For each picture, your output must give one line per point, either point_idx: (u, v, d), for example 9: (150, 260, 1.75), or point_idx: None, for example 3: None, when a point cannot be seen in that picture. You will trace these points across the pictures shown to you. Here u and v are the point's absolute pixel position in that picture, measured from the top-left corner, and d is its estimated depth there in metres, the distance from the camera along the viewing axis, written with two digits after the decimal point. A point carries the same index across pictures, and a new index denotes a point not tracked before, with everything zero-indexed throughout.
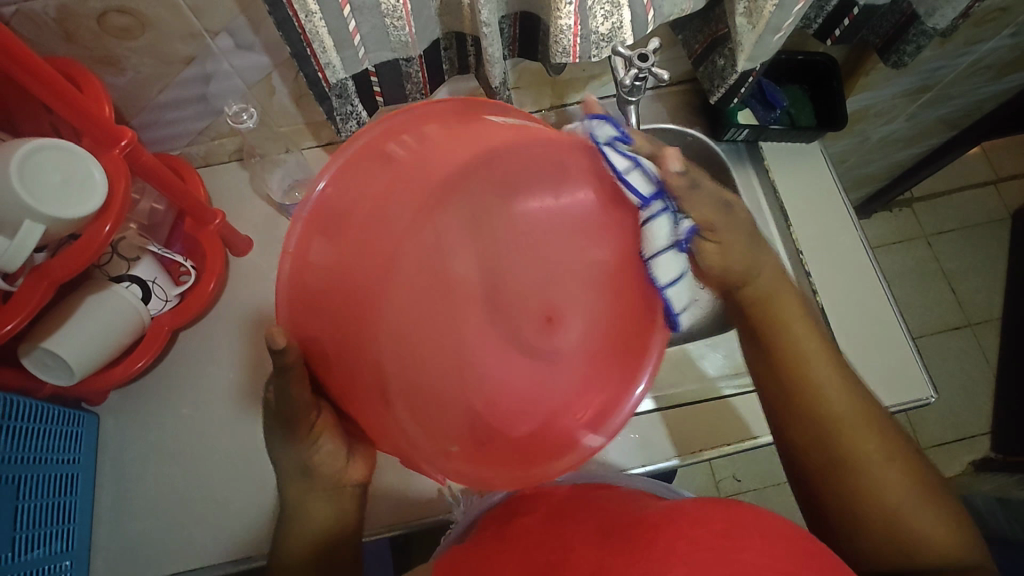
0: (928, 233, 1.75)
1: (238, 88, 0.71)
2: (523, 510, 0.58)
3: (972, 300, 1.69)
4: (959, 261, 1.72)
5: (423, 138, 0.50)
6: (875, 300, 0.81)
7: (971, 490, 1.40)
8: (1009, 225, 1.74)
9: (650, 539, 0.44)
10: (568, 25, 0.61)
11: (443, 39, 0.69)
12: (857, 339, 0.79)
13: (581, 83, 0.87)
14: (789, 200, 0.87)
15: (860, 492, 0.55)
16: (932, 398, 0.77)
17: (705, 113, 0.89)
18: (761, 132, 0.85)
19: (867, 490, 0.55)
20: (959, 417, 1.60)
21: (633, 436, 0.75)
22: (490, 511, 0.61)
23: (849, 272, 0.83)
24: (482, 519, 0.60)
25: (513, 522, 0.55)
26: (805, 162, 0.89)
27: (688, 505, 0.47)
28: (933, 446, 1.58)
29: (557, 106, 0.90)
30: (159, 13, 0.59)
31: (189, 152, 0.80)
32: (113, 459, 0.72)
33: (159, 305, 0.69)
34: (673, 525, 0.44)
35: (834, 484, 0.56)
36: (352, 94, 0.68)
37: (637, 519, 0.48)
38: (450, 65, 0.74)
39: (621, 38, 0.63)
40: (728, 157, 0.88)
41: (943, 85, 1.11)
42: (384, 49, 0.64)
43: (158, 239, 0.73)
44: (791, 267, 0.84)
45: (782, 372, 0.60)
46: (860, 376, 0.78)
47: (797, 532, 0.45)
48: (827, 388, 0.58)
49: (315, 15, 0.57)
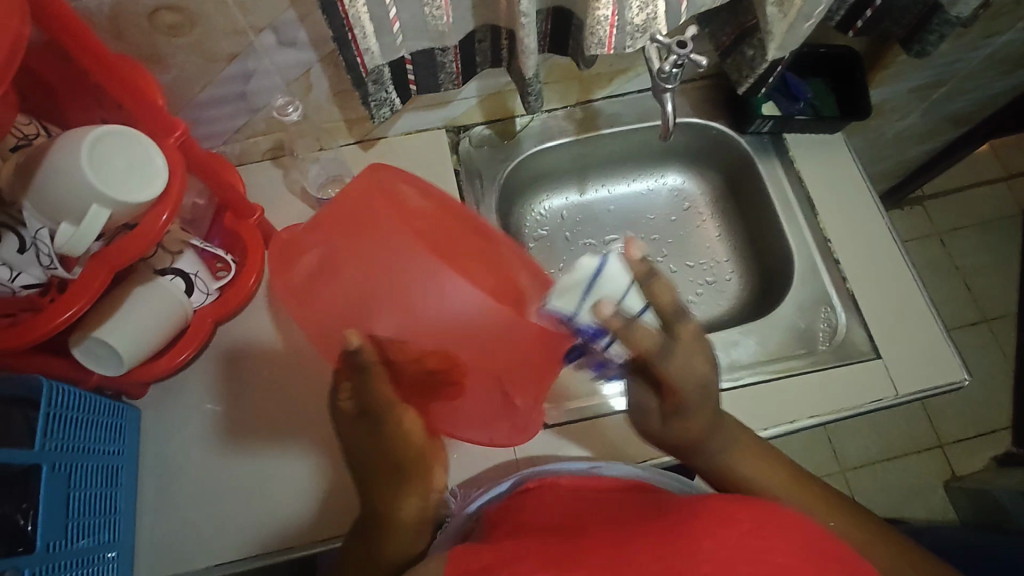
0: (941, 231, 1.75)
1: (277, 86, 0.73)
2: (530, 506, 0.58)
3: (987, 296, 1.69)
4: (972, 257, 1.73)
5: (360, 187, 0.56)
6: (904, 286, 0.82)
7: (993, 484, 1.40)
8: (1021, 221, 1.75)
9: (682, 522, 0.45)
10: (605, 15, 0.62)
11: (478, 32, 0.71)
12: (888, 324, 0.80)
13: (607, 78, 0.88)
14: (816, 190, 0.88)
15: None
16: (966, 381, 0.77)
17: (729, 105, 0.90)
18: (786, 122, 0.86)
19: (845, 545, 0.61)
20: (979, 412, 1.60)
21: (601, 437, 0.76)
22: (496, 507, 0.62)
23: (877, 259, 0.84)
24: (488, 515, 0.62)
25: (521, 518, 0.56)
26: (828, 152, 0.90)
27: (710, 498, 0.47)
28: (953, 441, 1.57)
29: (583, 102, 0.92)
30: (208, 10, 0.61)
31: (225, 151, 0.81)
32: (155, 451, 0.73)
33: (201, 298, 0.70)
34: (702, 510, 0.46)
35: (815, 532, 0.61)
36: (388, 81, 0.70)
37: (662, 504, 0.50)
38: (483, 57, 0.76)
39: (655, 28, 0.65)
40: (753, 149, 0.90)
41: (958, 79, 1.12)
42: (421, 39, 0.66)
43: (199, 233, 0.75)
44: (820, 255, 0.84)
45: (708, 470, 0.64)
46: (892, 361, 0.78)
47: (820, 536, 0.45)
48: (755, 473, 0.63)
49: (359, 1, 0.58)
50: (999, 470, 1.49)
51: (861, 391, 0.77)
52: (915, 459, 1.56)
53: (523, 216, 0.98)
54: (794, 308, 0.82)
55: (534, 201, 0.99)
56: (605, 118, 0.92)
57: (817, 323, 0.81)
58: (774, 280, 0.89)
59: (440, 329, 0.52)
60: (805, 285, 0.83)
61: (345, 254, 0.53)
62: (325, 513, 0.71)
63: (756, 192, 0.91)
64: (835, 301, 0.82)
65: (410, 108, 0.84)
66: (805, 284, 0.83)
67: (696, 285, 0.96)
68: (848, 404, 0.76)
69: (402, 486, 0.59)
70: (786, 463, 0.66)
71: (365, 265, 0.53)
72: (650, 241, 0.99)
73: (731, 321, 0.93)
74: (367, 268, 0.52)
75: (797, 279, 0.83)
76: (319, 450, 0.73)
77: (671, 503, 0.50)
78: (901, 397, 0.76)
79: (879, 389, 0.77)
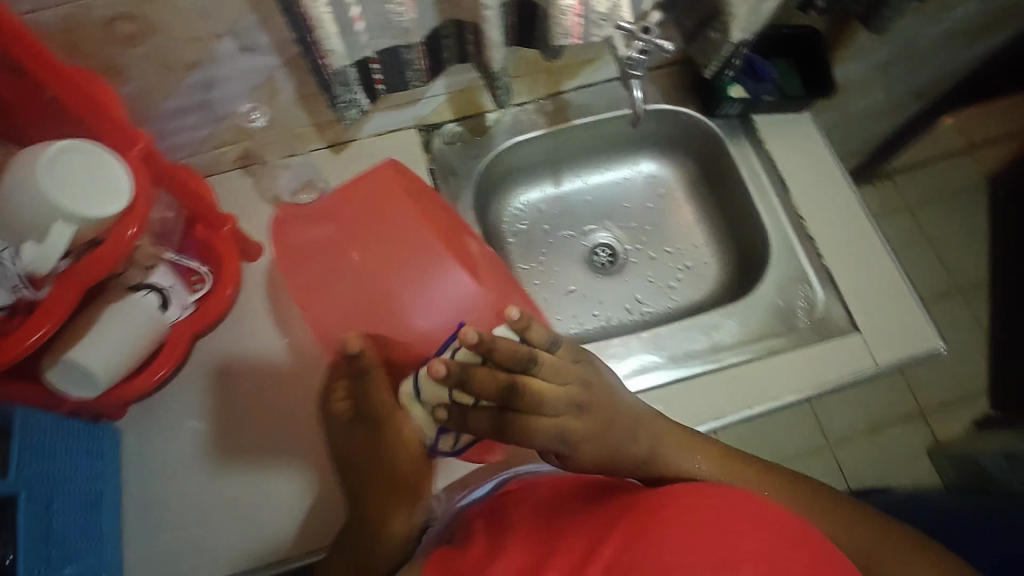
0: (911, 204, 1.79)
1: (241, 92, 0.72)
2: (511, 504, 0.58)
3: (958, 265, 1.73)
4: (942, 228, 1.77)
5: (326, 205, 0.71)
6: (877, 259, 0.84)
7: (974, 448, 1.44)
8: (986, 191, 1.79)
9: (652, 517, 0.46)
10: (568, 5, 0.62)
11: (443, 28, 0.71)
12: (864, 298, 0.81)
13: (576, 68, 0.89)
14: (787, 169, 0.89)
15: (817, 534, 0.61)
16: (942, 348, 0.79)
17: (698, 90, 0.91)
18: (753, 104, 0.87)
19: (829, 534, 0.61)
20: (957, 379, 1.64)
21: None
22: (483, 506, 0.61)
23: (850, 234, 0.85)
24: (471, 513, 0.61)
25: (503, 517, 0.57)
26: (797, 131, 0.91)
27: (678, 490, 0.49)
28: (934, 409, 1.61)
29: (553, 94, 0.92)
30: (164, 18, 0.60)
31: (193, 162, 0.80)
32: (139, 472, 0.71)
33: (178, 312, 0.69)
34: (672, 505, 0.46)
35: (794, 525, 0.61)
36: (354, 82, 0.69)
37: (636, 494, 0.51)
38: (449, 53, 0.75)
39: (620, 15, 0.64)
40: (722, 131, 0.91)
41: (918, 54, 1.15)
42: (385, 37, 0.66)
43: (171, 247, 0.72)
44: (794, 233, 0.85)
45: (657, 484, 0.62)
46: (871, 333, 0.79)
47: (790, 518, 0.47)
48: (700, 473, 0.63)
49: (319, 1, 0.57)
50: (979, 434, 1.53)
51: (841, 364, 0.78)
52: (898, 429, 1.59)
53: (500, 212, 0.98)
54: (773, 287, 0.83)
55: (510, 196, 0.99)
56: (576, 109, 0.92)
57: (795, 300, 0.82)
58: (751, 260, 0.90)
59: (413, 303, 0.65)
60: (782, 264, 0.84)
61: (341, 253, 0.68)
62: (317, 522, 0.70)
63: (729, 174, 0.92)
64: (812, 278, 0.83)
65: (380, 108, 0.83)
66: (782, 263, 0.84)
67: (675, 271, 0.97)
68: (830, 378, 0.77)
69: (393, 502, 0.59)
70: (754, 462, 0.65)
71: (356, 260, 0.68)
72: (627, 229, 1.00)
73: (711, 303, 0.94)
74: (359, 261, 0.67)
75: (773, 258, 0.84)
76: (306, 460, 0.72)
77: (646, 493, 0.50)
78: (880, 368, 0.78)
79: (859, 361, 0.78)
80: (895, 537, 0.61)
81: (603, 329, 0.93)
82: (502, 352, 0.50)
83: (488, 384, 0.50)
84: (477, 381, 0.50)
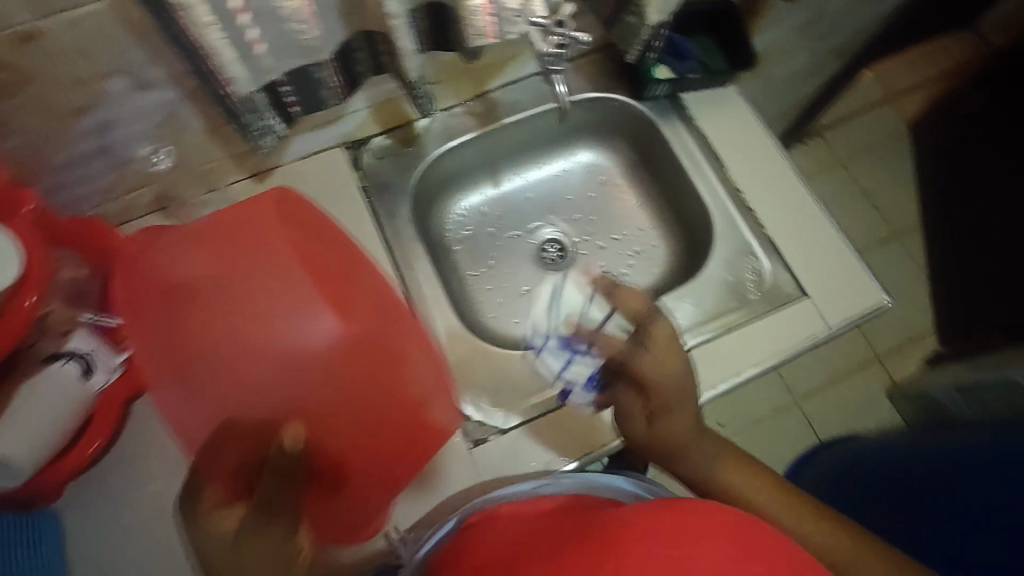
0: (843, 159, 1.85)
1: (144, 132, 0.67)
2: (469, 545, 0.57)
3: (892, 212, 1.81)
4: (874, 178, 1.84)
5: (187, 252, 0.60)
6: (817, 222, 0.85)
7: (927, 385, 1.51)
8: (909, 139, 1.87)
9: (607, 540, 0.41)
10: (478, 5, 0.60)
11: (352, 41, 0.66)
12: (809, 263, 0.83)
13: (499, 66, 0.87)
14: (721, 144, 0.89)
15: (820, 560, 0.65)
16: (886, 302, 0.82)
17: (625, 74, 0.90)
18: (680, 84, 0.87)
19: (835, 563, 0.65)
20: (905, 320, 1.71)
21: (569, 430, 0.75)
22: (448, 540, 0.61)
23: (788, 201, 0.86)
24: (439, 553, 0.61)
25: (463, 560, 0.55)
26: (725, 105, 0.91)
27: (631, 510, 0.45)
28: (887, 353, 1.68)
29: (480, 95, 0.89)
30: (39, 63, 0.54)
31: (103, 211, 0.74)
32: (87, 553, 0.66)
33: (104, 377, 0.63)
34: (628, 525, 0.42)
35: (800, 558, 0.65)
36: (265, 108, 0.66)
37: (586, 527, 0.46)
38: (364, 66, 0.72)
39: (533, 10, 0.62)
40: (653, 114, 0.90)
41: (831, 15, 1.17)
42: (292, 57, 0.62)
43: (90, 306, 0.66)
44: (735, 207, 0.86)
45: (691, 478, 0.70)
46: (819, 297, 0.81)
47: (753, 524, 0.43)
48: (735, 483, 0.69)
49: (210, 28, 0.53)
50: (930, 370, 1.61)
51: (794, 331, 0.79)
52: (857, 376, 1.66)
53: (443, 222, 0.96)
54: (722, 263, 0.84)
55: (451, 203, 0.96)
56: (506, 108, 0.90)
57: (744, 273, 0.83)
58: (698, 239, 0.91)
59: (294, 354, 0.59)
60: (727, 239, 0.85)
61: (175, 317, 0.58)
62: None
63: (665, 155, 0.92)
64: (757, 249, 0.84)
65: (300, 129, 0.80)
66: (727, 238, 0.85)
67: (626, 258, 0.97)
68: (787, 347, 0.78)
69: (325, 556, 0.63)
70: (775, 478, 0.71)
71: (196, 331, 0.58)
72: (573, 223, 1.00)
73: (665, 286, 0.94)
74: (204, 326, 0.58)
75: (718, 234, 0.85)
76: None
77: (600, 519, 0.47)
78: (832, 329, 0.80)
79: (811, 325, 0.80)
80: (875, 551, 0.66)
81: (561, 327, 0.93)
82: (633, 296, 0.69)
83: (632, 307, 0.69)
84: (624, 304, 0.69)
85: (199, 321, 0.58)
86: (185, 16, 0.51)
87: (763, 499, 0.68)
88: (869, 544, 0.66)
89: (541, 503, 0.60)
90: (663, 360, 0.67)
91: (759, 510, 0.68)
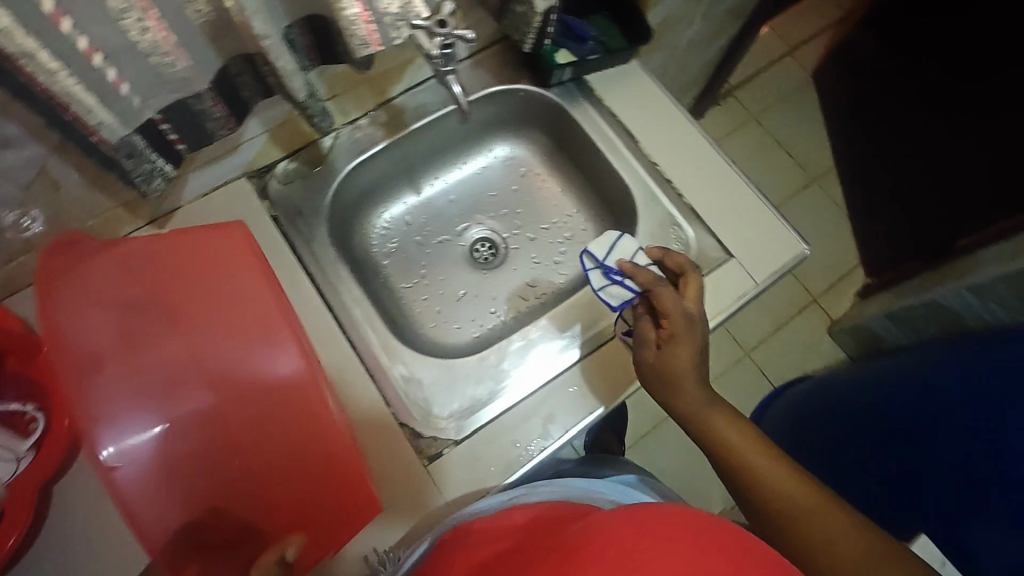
0: (755, 114, 1.92)
1: (11, 194, 0.61)
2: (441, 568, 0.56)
3: (807, 158, 1.88)
4: (786, 129, 1.91)
5: (102, 277, 0.54)
6: (733, 183, 0.87)
7: (862, 318, 1.59)
8: (813, 88, 1.95)
9: (571, 556, 0.38)
10: (355, 13, 0.57)
11: (230, 65, 0.63)
12: (730, 224, 0.85)
13: (396, 71, 0.84)
14: (631, 120, 0.90)
15: (815, 548, 0.59)
16: (807, 250, 0.84)
17: (527, 63, 0.89)
18: (582, 66, 0.87)
19: (826, 550, 0.58)
20: (834, 260, 1.79)
21: (539, 419, 0.74)
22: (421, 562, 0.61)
23: (703, 166, 0.87)
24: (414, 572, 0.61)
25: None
26: (629, 82, 0.92)
27: (598, 518, 0.42)
28: (822, 293, 1.76)
29: (383, 103, 0.86)
30: None
31: None
32: None
33: (10, 467, 0.59)
34: (592, 538, 0.39)
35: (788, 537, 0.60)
36: (146, 149, 0.61)
37: (550, 547, 0.43)
38: (250, 90, 0.68)
39: (415, 11, 0.59)
40: (561, 99, 0.90)
41: None
42: (164, 92, 0.57)
43: None
44: (654, 181, 0.87)
45: (684, 422, 0.70)
46: (745, 256, 0.83)
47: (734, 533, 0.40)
48: (730, 437, 0.66)
49: (59, 74, 0.48)
50: (863, 302, 1.69)
51: (727, 293, 0.81)
52: (798, 320, 1.73)
53: (366, 238, 0.93)
54: (648, 237, 0.84)
55: (372, 217, 0.94)
56: (411, 113, 0.87)
57: (671, 244, 0.84)
58: (624, 216, 0.91)
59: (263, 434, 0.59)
60: (650, 214, 0.86)
61: (159, 376, 0.56)
62: None
63: (580, 138, 0.92)
64: (680, 219, 0.85)
65: (194, 160, 0.76)
66: (650, 212, 0.86)
67: (557, 246, 0.96)
68: (722, 309, 0.80)
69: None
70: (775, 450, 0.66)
71: (171, 387, 0.56)
72: (500, 218, 0.98)
73: None
74: (180, 383, 0.57)
75: (642, 210, 0.86)
76: None
77: (566, 535, 0.44)
78: (761, 285, 0.82)
79: (741, 284, 0.82)
80: (880, 554, 0.57)
81: (503, 325, 0.91)
82: (680, 258, 0.74)
83: (648, 277, 0.73)
84: (669, 259, 0.74)
85: (183, 378, 0.57)
86: (26, 65, 0.46)
87: (754, 456, 0.65)
88: (875, 554, 0.57)
89: (505, 519, 0.59)
90: (687, 302, 0.70)
91: (750, 470, 0.64)
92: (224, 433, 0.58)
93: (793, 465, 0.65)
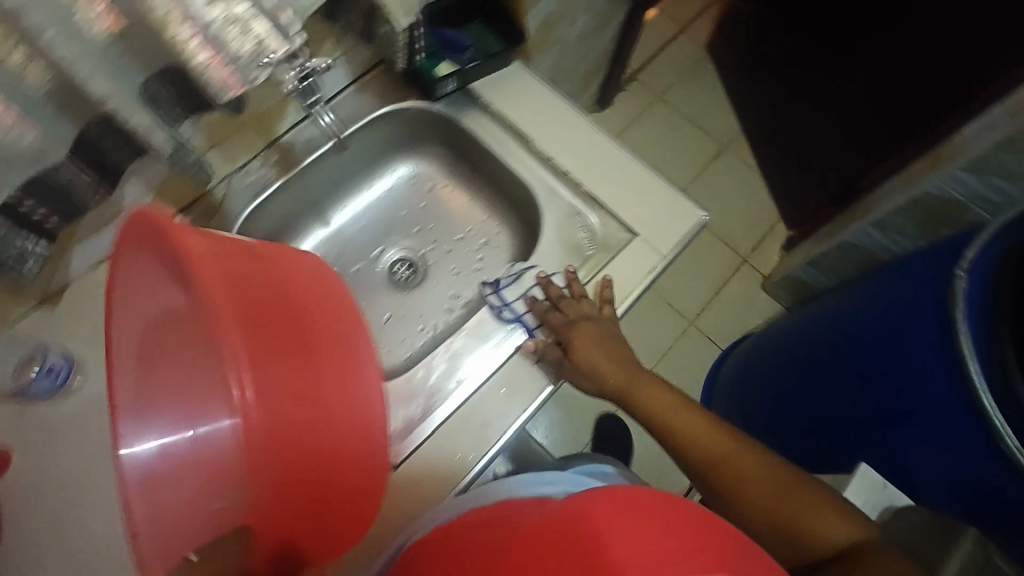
0: (659, 94, 1.98)
1: None
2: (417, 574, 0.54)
3: (715, 128, 1.95)
4: (690, 103, 1.98)
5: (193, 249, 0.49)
6: (627, 164, 0.88)
7: (791, 270, 1.65)
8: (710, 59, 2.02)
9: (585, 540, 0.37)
10: (205, 58, 0.53)
11: (88, 132, 0.60)
12: (630, 204, 0.86)
13: (277, 108, 0.83)
14: (523, 119, 0.90)
15: (741, 501, 0.70)
16: (707, 217, 0.85)
17: (409, 80, 0.90)
18: (464, 76, 0.88)
19: (749, 500, 0.69)
20: (757, 219, 1.86)
21: (475, 425, 0.74)
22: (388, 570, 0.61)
23: (595, 152, 0.89)
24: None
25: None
26: (520, 83, 0.92)
27: (572, 502, 0.42)
28: (752, 252, 1.82)
29: (271, 143, 0.86)
30: None
31: None
32: None
33: None
34: (590, 518, 0.38)
35: (724, 491, 0.71)
36: (12, 229, 0.60)
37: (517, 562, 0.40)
38: (118, 152, 0.65)
39: (271, 49, 0.56)
40: (450, 110, 0.91)
41: None
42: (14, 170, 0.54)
43: None
44: (551, 175, 0.89)
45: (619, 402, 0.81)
46: (649, 233, 0.84)
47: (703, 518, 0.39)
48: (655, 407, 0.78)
49: None
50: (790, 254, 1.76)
51: (635, 271, 0.83)
52: (734, 282, 1.79)
53: None
54: (551, 229, 0.87)
55: None
56: (301, 148, 0.87)
57: (575, 232, 0.86)
58: (531, 213, 0.93)
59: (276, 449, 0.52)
60: (553, 207, 0.88)
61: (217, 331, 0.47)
62: None
63: (475, 145, 0.93)
64: (581, 207, 0.87)
65: (75, 232, 0.73)
66: (553, 207, 0.88)
67: (473, 253, 0.98)
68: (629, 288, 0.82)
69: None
70: (702, 411, 0.77)
71: (270, 357, 0.50)
72: (413, 236, 0.99)
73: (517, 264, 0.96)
74: (203, 375, 0.48)
75: (544, 205, 0.88)
76: None
77: (524, 529, 0.44)
78: (667, 259, 0.83)
79: (648, 260, 0.83)
80: (809, 498, 0.66)
81: (432, 340, 0.91)
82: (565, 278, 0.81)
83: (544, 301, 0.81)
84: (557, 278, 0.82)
85: (194, 357, 0.48)
86: None
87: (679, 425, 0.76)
88: (803, 486, 0.68)
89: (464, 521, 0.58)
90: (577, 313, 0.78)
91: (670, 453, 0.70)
92: (278, 433, 0.51)
93: (719, 425, 0.75)
